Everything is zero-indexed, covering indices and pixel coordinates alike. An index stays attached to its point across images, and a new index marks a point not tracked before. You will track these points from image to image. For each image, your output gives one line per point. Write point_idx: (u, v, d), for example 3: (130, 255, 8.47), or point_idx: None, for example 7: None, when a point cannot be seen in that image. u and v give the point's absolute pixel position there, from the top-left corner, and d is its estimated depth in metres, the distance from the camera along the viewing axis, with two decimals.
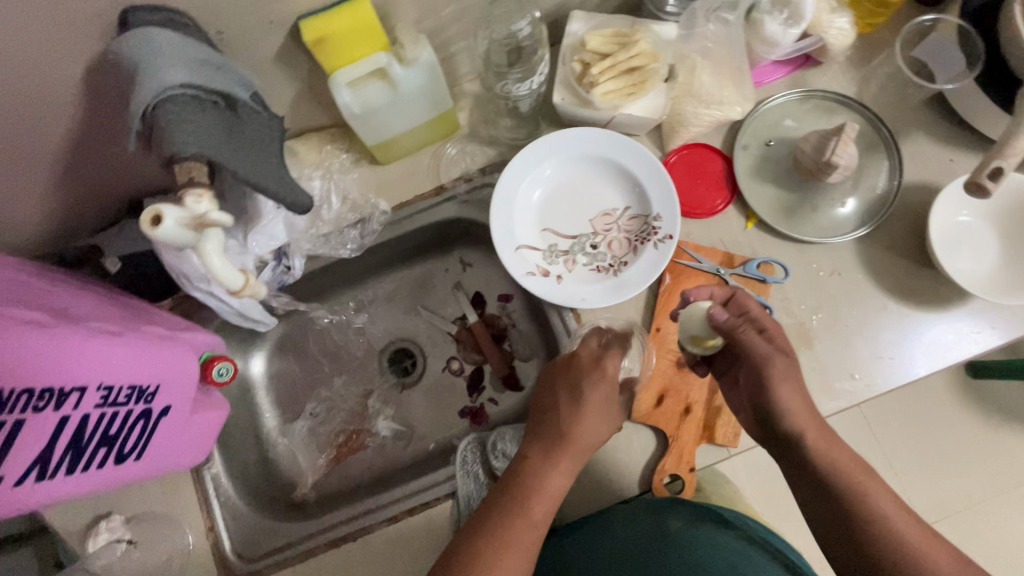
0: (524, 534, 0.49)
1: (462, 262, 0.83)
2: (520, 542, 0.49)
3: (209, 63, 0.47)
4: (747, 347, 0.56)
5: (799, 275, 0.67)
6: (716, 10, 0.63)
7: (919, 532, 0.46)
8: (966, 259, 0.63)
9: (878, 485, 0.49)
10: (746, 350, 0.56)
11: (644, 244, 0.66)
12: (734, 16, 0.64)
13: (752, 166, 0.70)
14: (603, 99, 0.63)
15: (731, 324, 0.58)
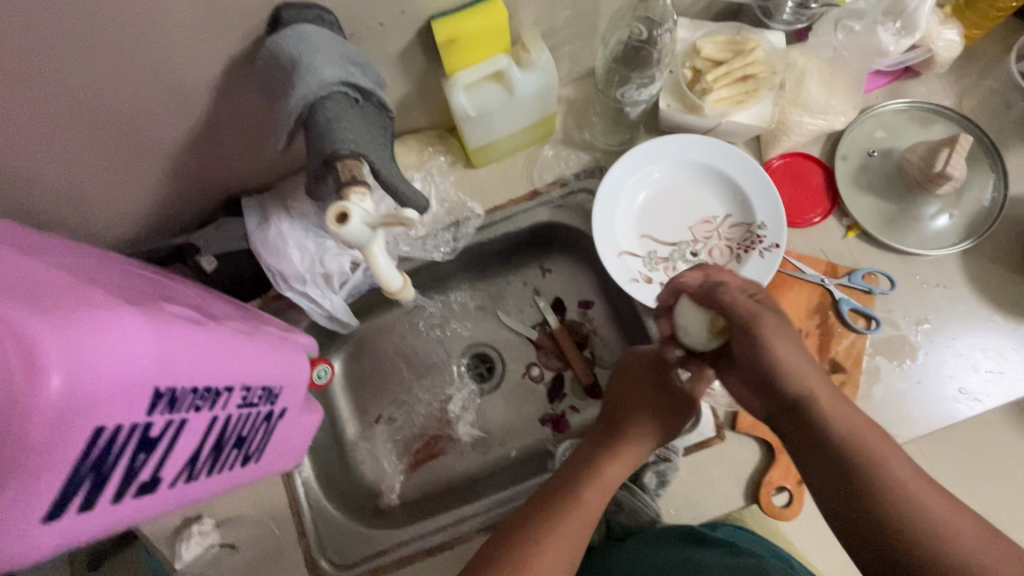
0: (574, 517, 0.49)
1: (543, 267, 0.83)
2: (570, 526, 0.48)
3: (355, 61, 0.47)
4: (728, 313, 0.47)
5: (903, 286, 0.66)
6: (841, 19, 0.63)
7: (942, 501, 0.41)
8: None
9: (895, 451, 0.43)
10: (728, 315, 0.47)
11: (747, 252, 0.66)
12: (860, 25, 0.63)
13: (852, 176, 0.69)
14: (714, 106, 0.63)
15: (707, 289, 0.49)
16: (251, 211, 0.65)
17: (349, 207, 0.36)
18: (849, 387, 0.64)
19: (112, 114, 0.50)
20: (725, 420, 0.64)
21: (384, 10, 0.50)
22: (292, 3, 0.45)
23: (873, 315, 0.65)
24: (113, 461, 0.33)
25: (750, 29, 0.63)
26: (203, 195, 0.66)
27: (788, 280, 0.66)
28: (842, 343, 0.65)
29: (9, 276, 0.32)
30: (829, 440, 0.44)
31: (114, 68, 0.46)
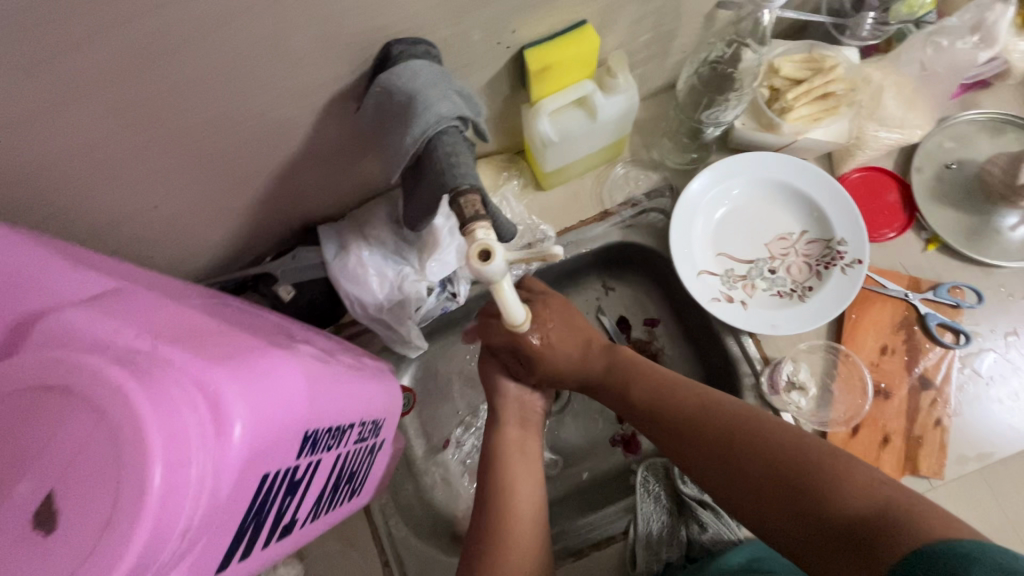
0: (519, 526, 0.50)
1: (607, 286, 0.83)
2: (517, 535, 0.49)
3: (460, 93, 0.47)
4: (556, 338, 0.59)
5: (989, 299, 0.65)
6: (931, 34, 0.62)
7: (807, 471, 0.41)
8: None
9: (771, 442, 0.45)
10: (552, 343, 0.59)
11: (828, 268, 0.65)
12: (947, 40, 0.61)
13: (930, 189, 0.69)
14: (793, 124, 0.62)
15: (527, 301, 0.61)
16: (330, 240, 0.65)
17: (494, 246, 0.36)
18: (941, 403, 0.62)
19: (213, 151, 0.51)
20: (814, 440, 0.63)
21: (482, 40, 0.50)
22: (401, 39, 0.47)
23: (962, 330, 0.64)
24: (268, 506, 0.32)
25: (825, 47, 0.63)
26: (281, 224, 0.67)
27: (870, 295, 0.66)
28: (930, 358, 0.64)
29: (175, 323, 0.31)
30: (698, 435, 0.48)
31: (225, 106, 0.47)
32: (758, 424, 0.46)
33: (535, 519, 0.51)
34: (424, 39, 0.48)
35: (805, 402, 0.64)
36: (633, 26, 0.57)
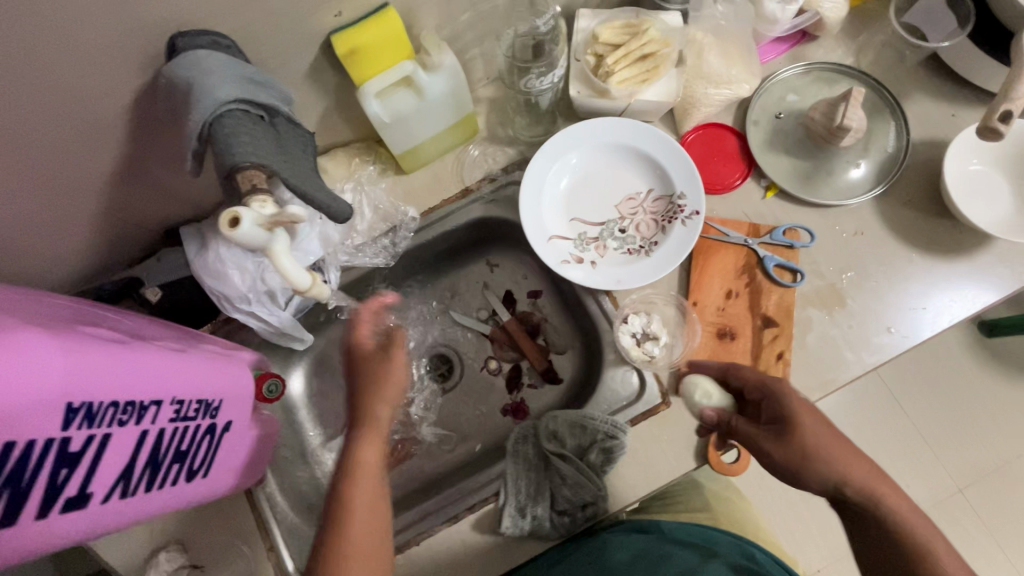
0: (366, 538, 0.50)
1: (491, 263, 0.85)
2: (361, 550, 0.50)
3: (253, 80, 0.49)
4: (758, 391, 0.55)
5: (826, 237, 0.69)
6: None
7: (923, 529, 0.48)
8: (977, 194, 0.66)
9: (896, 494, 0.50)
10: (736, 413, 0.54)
11: (672, 223, 0.68)
12: None
13: (765, 140, 0.72)
14: (619, 87, 0.65)
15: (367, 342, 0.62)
16: (189, 238, 0.67)
17: (240, 214, 0.40)
18: (784, 338, 0.65)
19: (32, 156, 0.52)
20: (668, 386, 0.66)
21: (283, 27, 0.53)
22: (186, 31, 0.48)
23: (798, 269, 0.67)
24: (30, 475, 0.34)
25: (643, 14, 0.66)
26: (141, 228, 0.68)
27: (712, 244, 0.69)
28: (772, 298, 0.67)
29: None
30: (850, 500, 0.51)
31: (28, 111, 0.48)
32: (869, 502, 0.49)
33: (376, 533, 0.51)
34: (212, 30, 0.49)
35: (657, 351, 0.67)
36: (447, 7, 0.60)
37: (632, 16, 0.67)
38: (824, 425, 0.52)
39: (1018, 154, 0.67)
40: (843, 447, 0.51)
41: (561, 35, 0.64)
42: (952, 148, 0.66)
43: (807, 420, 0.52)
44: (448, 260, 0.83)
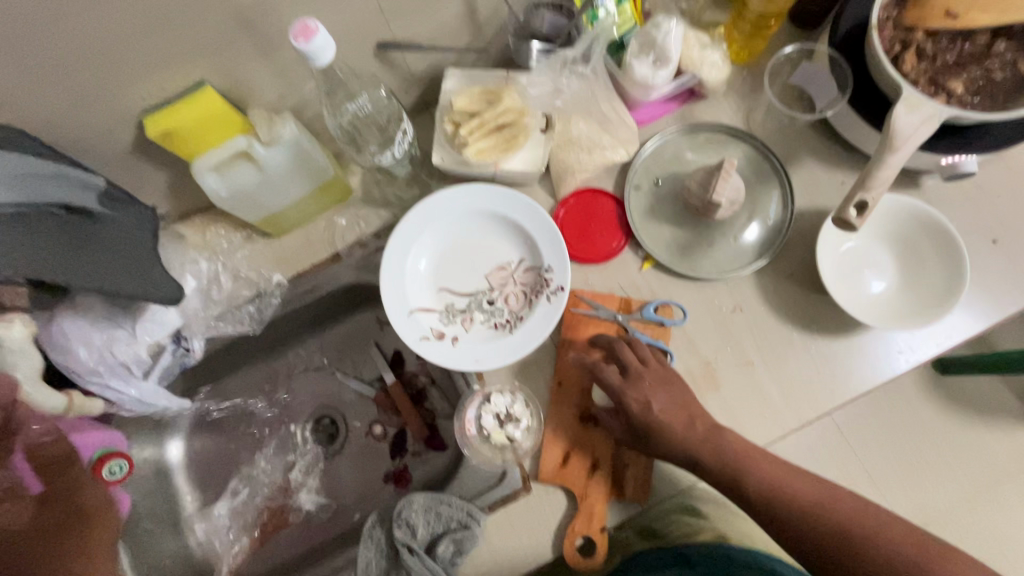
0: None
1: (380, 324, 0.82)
2: None
3: (42, 174, 0.46)
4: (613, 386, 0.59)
5: (703, 313, 0.65)
6: (570, 65, 0.61)
7: (801, 486, 0.52)
8: (858, 287, 0.63)
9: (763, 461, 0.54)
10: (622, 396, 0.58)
11: (538, 297, 0.65)
12: (589, 69, 0.62)
13: (646, 206, 0.69)
14: (478, 158, 0.61)
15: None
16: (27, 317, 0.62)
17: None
18: None
19: None
20: (529, 471, 0.63)
21: (86, 109, 0.50)
22: None
23: (667, 348, 0.64)
24: None
25: (506, 79, 0.63)
26: None
27: (581, 320, 0.65)
28: None
29: None
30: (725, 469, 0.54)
31: None
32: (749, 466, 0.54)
33: None
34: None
35: (518, 434, 0.63)
36: (285, 76, 0.58)
37: (495, 80, 0.63)
38: (662, 401, 0.58)
39: (900, 231, 0.64)
40: (685, 422, 0.57)
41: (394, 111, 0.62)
42: (821, 249, 0.63)
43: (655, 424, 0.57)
44: (334, 320, 0.80)
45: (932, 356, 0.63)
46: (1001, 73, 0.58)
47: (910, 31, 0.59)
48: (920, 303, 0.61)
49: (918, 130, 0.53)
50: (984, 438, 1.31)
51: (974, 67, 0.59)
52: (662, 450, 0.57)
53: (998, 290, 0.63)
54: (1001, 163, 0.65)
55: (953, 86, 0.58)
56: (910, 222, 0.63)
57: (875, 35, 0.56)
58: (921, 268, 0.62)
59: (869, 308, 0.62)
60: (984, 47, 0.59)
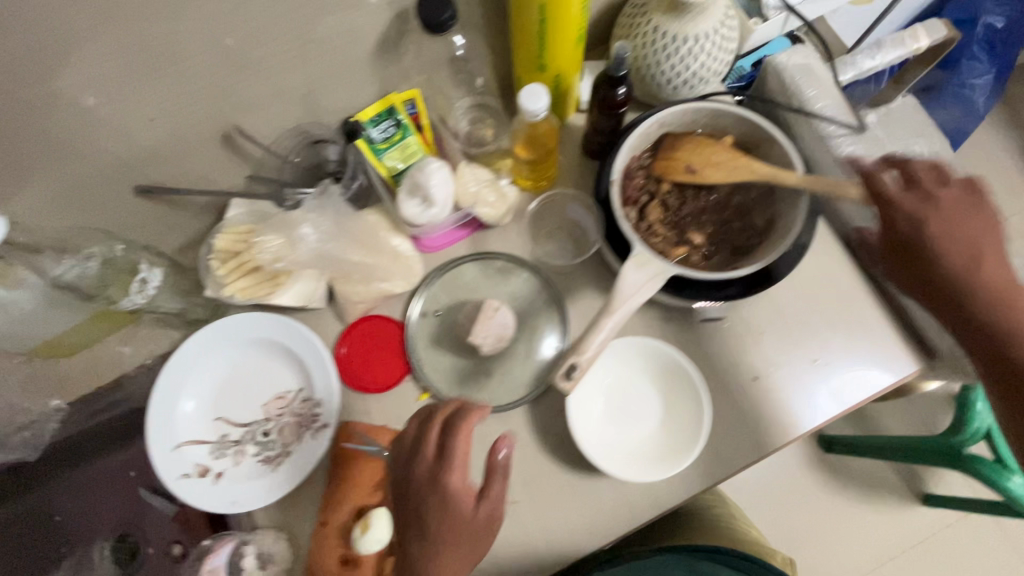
0: None
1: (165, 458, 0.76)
2: None
3: None
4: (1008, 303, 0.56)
5: (477, 447, 0.65)
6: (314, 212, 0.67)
7: None
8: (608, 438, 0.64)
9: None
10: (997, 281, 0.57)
11: (308, 430, 0.65)
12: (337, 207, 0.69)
13: (431, 334, 0.70)
14: (238, 296, 0.62)
15: None
16: None
17: None
18: None
19: None
20: None
21: None
22: None
23: None
24: None
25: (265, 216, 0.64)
26: None
27: (352, 456, 0.64)
28: None
29: None
30: None
31: None
32: None
33: None
34: None
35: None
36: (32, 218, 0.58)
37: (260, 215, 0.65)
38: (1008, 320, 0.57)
39: (661, 371, 0.65)
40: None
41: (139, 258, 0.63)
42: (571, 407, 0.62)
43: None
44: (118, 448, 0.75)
45: (698, 493, 0.63)
46: (743, 227, 0.62)
47: (659, 182, 0.63)
48: (672, 441, 0.63)
49: (642, 287, 0.56)
50: (861, 516, 1.33)
51: (720, 218, 0.63)
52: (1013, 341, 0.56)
53: (759, 425, 0.64)
54: (761, 299, 0.68)
55: (695, 240, 0.61)
56: (649, 364, 0.65)
57: (613, 189, 0.61)
58: (670, 406, 0.64)
59: (625, 457, 0.62)
60: (725, 198, 0.63)
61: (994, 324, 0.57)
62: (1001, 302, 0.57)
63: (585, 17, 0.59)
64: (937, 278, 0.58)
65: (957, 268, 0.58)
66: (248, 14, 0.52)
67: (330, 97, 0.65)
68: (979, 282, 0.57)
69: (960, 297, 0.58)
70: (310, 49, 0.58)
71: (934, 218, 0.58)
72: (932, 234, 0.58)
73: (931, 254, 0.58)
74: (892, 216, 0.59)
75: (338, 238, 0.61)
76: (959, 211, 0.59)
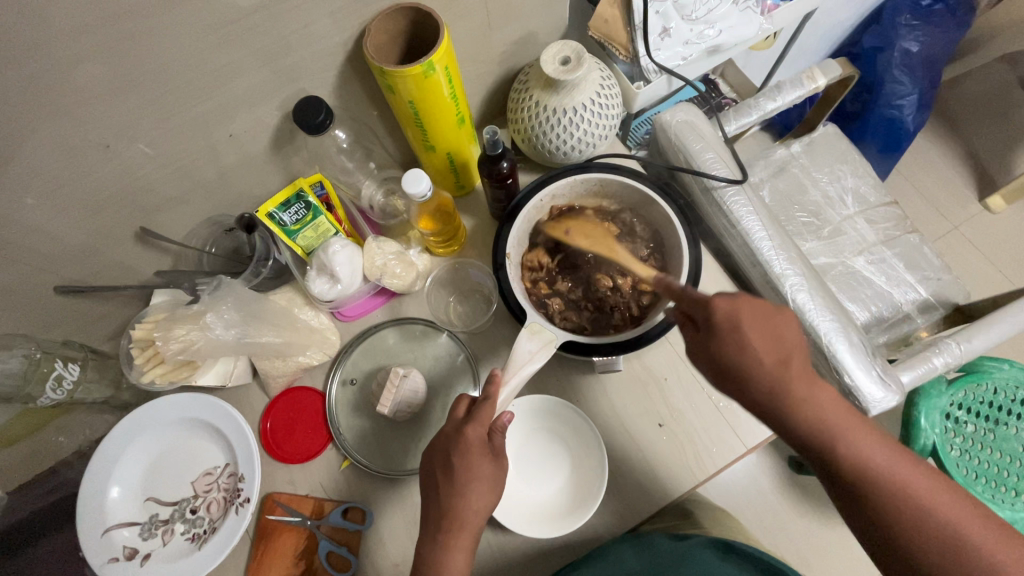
0: None
1: (75, 555, 0.69)
2: None
3: None
4: (710, 313, 0.51)
5: (396, 510, 0.68)
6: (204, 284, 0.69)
7: (841, 421, 0.52)
8: (525, 498, 0.67)
9: (845, 418, 0.52)
10: (709, 313, 0.51)
11: (231, 507, 0.66)
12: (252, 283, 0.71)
13: (351, 402, 0.73)
14: (160, 380, 0.66)
15: None
16: None
17: None
18: None
19: None
20: None
21: None
22: None
23: (350, 557, 0.65)
24: None
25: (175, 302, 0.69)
26: None
27: (275, 527, 0.67)
28: None
29: None
30: (744, 380, 0.51)
31: None
32: (799, 409, 0.51)
33: None
34: None
35: None
36: None
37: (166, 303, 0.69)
38: (734, 337, 0.50)
39: (571, 426, 0.68)
40: (776, 362, 0.51)
41: (43, 361, 0.64)
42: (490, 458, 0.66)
43: (769, 361, 0.50)
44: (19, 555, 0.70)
45: (604, 542, 0.65)
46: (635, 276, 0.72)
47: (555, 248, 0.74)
48: (584, 490, 0.65)
49: (536, 353, 0.63)
50: (836, 538, 1.31)
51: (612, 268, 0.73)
52: (721, 352, 0.50)
53: (663, 472, 0.66)
54: (662, 345, 0.71)
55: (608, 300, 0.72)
56: (554, 416, 0.69)
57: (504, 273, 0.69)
58: (579, 456, 0.68)
59: (542, 516, 0.65)
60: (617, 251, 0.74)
61: (746, 382, 0.51)
62: (812, 423, 0.51)
63: (463, 100, 0.64)
64: (729, 356, 0.50)
65: (773, 383, 0.50)
66: (144, 133, 0.57)
67: (240, 186, 0.70)
68: (792, 394, 0.51)
69: (726, 358, 0.50)
70: (212, 150, 0.63)
71: (752, 326, 0.50)
72: (738, 355, 0.50)
73: (754, 374, 0.50)
74: (710, 340, 0.51)
75: (248, 320, 0.65)
76: (768, 314, 0.52)
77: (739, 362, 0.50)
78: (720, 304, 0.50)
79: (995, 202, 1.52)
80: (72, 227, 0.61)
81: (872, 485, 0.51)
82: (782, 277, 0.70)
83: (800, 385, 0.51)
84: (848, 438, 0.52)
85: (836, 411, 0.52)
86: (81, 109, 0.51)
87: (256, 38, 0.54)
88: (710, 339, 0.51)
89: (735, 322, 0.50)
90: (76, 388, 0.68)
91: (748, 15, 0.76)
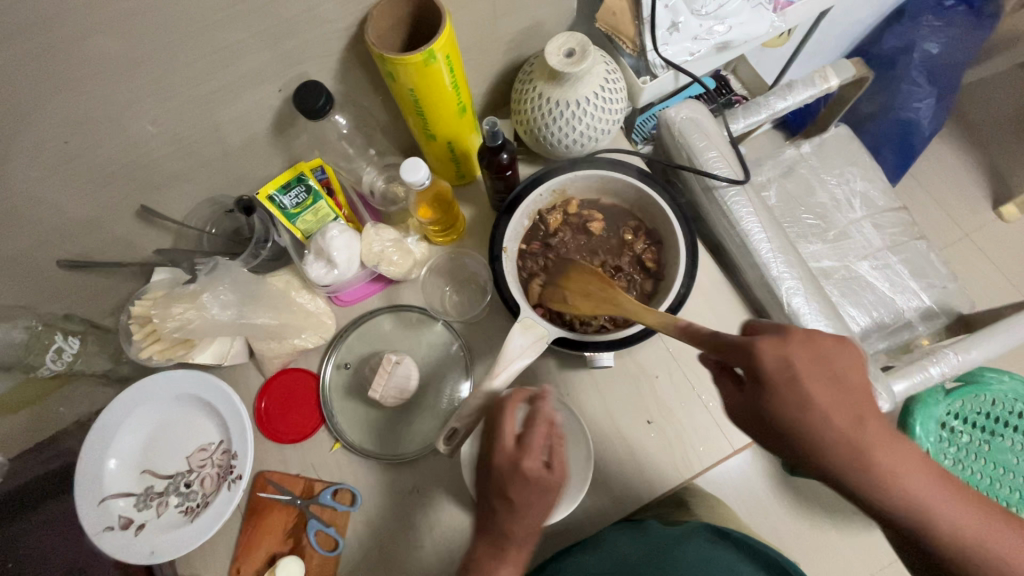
0: None
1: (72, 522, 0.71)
2: None
3: None
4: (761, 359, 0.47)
5: (384, 492, 0.69)
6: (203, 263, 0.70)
7: (918, 477, 0.48)
8: None
9: (914, 478, 0.48)
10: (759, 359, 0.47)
11: (224, 482, 0.68)
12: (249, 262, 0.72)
13: (344, 385, 0.74)
14: (159, 357, 0.67)
15: None
16: None
17: None
18: None
19: None
20: None
21: None
22: None
23: (337, 536, 0.66)
24: None
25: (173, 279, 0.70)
26: None
27: (266, 504, 0.68)
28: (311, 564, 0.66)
29: None
30: (793, 438, 0.47)
31: None
32: (857, 472, 0.47)
33: None
34: None
35: None
36: None
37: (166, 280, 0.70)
38: (789, 391, 0.46)
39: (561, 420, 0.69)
40: (848, 417, 0.47)
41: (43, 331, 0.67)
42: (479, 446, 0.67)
43: (827, 415, 0.47)
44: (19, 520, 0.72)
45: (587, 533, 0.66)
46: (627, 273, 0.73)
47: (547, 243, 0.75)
48: None
49: (527, 349, 0.63)
50: (825, 541, 1.31)
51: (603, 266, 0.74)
52: (772, 409, 0.47)
53: (650, 468, 0.67)
54: (655, 342, 0.72)
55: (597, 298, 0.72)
56: None
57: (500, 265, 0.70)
58: None
59: None
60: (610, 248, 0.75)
61: (808, 443, 0.47)
62: (884, 476, 0.47)
63: (465, 91, 0.64)
64: (787, 412, 0.47)
65: (847, 447, 0.47)
66: (145, 112, 0.57)
67: (241, 168, 0.71)
68: (868, 448, 0.47)
69: (785, 415, 0.47)
70: (213, 131, 0.64)
71: (810, 377, 0.47)
72: (796, 412, 0.47)
73: (813, 437, 0.47)
74: (762, 393, 0.47)
75: (244, 302, 0.66)
76: (827, 357, 0.48)
77: (798, 415, 0.47)
78: (765, 348, 0.47)
79: (1009, 210, 1.49)
80: (74, 202, 0.62)
81: (941, 541, 0.49)
82: (779, 279, 0.69)
83: (876, 440, 0.47)
84: (920, 494, 0.48)
85: (913, 469, 0.48)
86: (81, 86, 0.52)
87: (258, 22, 0.54)
88: (759, 391, 0.48)
89: (794, 372, 0.47)
90: (77, 358, 0.70)
91: (759, 12, 0.74)
